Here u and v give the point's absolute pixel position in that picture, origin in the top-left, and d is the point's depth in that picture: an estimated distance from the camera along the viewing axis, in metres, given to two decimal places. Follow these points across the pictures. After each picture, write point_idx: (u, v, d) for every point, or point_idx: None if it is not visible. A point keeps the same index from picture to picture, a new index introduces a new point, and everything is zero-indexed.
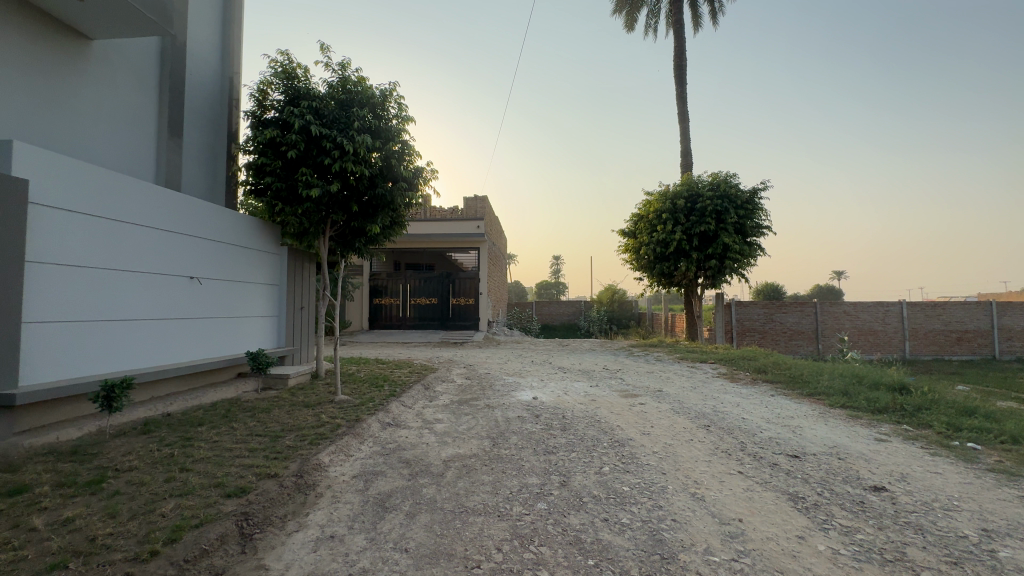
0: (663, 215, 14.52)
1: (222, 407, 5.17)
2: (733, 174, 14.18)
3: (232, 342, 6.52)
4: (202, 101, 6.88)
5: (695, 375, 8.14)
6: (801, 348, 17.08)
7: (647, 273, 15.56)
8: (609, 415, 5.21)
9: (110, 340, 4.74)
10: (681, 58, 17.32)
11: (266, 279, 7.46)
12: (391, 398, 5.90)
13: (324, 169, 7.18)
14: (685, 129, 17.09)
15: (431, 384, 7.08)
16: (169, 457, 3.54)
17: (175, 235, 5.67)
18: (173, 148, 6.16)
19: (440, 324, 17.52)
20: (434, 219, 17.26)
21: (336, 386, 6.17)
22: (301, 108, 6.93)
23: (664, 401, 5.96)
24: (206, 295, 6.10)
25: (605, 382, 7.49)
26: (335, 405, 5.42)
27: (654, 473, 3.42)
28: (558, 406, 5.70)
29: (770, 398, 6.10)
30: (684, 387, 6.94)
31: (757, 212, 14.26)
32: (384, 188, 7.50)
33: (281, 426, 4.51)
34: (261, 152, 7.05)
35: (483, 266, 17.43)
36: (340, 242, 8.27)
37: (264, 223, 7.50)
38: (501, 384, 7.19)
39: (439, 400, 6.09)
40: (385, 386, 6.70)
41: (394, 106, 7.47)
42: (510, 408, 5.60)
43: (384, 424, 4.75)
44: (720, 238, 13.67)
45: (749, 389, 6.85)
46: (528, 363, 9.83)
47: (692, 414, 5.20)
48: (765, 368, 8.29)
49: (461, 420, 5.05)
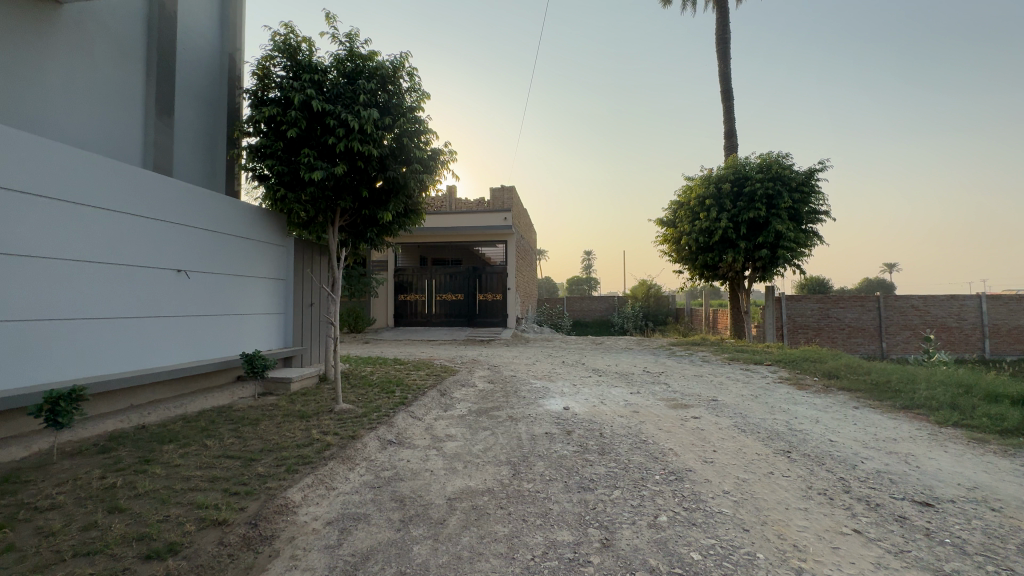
0: (706, 202, 13.27)
1: (206, 419, 4.52)
2: (787, 153, 12.75)
3: (228, 343, 5.94)
4: (198, 79, 6.28)
5: (752, 380, 7.04)
6: (863, 347, 15.48)
7: (688, 266, 14.31)
8: (659, 434, 4.24)
9: (76, 342, 4.16)
10: (724, 31, 15.91)
11: (270, 272, 6.84)
12: (399, 407, 5.12)
13: (329, 151, 6.48)
14: (729, 108, 15.71)
15: (448, 390, 6.28)
16: (110, 490, 2.84)
17: (162, 223, 5.06)
18: (163, 129, 5.56)
19: (466, 321, 16.79)
20: (459, 212, 16.52)
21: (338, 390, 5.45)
22: (303, 82, 6.25)
23: (723, 414, 4.94)
24: (197, 290, 5.51)
25: (648, 388, 6.50)
26: (334, 416, 4.67)
27: (732, 530, 2.47)
28: (594, 420, 4.76)
29: (855, 413, 4.97)
30: (743, 396, 5.87)
31: (814, 195, 12.80)
32: (396, 171, 6.75)
33: (263, 444, 3.78)
34: (262, 133, 6.42)
35: (511, 260, 16.55)
36: (351, 233, 7.61)
37: (268, 212, 6.87)
38: (529, 390, 6.32)
39: (455, 410, 5.28)
40: (395, 392, 5.95)
41: (406, 79, 6.71)
42: (537, 422, 4.72)
43: (384, 442, 3.95)
44: (773, 225, 12.30)
45: (825, 399, 5.72)
46: (559, 364, 8.92)
47: (764, 434, 4.16)
48: (837, 372, 7.10)
49: (477, 438, 4.21)
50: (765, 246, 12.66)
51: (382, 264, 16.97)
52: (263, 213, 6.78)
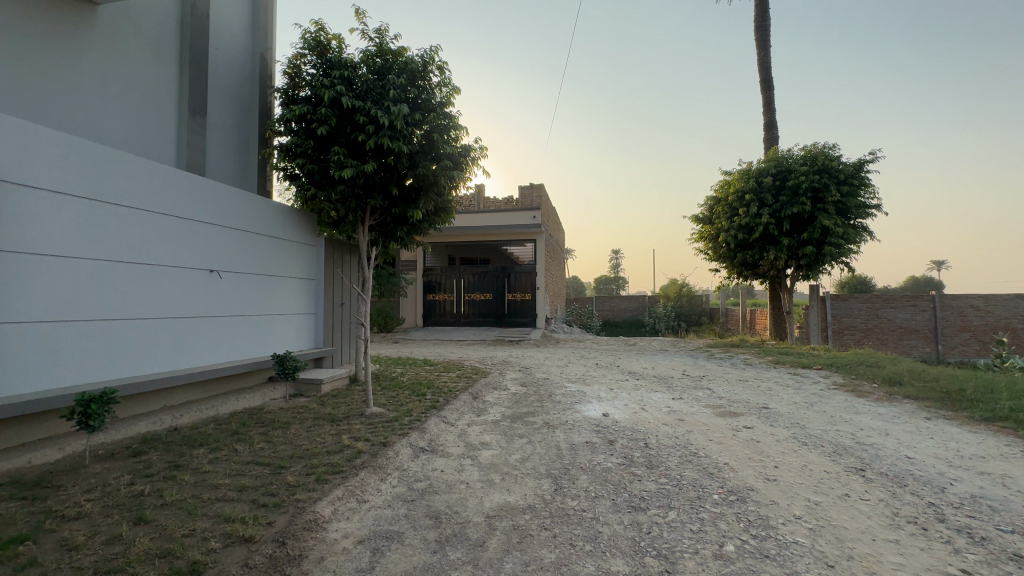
0: (745, 197, 12.66)
1: (236, 421, 4.44)
2: (834, 144, 12.04)
3: (259, 343, 5.90)
4: (229, 79, 6.27)
5: (803, 386, 6.57)
6: (916, 349, 14.52)
7: (726, 264, 13.71)
8: (710, 445, 3.91)
9: (110, 342, 4.15)
10: (762, 19, 15.21)
11: (301, 272, 6.80)
12: (431, 411, 4.94)
13: (359, 148, 6.38)
14: (768, 98, 14.99)
15: (480, 393, 6.07)
16: (137, 498, 2.74)
17: (194, 223, 5.03)
18: (196, 129, 5.58)
19: (495, 321, 16.60)
20: (487, 210, 16.37)
21: (368, 392, 5.33)
22: (333, 78, 6.16)
23: (779, 424, 4.55)
24: (228, 290, 5.47)
25: (690, 393, 6.13)
26: (364, 421, 4.52)
27: (814, 566, 2.15)
28: (637, 429, 4.46)
29: (929, 426, 4.50)
30: (797, 404, 5.44)
31: (864, 188, 12.03)
32: (426, 167, 6.60)
33: (293, 450, 3.64)
34: (292, 132, 6.37)
35: (541, 259, 16.27)
36: (381, 232, 7.52)
37: (299, 211, 6.83)
38: (564, 394, 6.05)
39: (488, 415, 5.06)
40: (426, 395, 5.77)
41: (436, 73, 6.54)
42: (575, 430, 4.45)
43: (416, 450, 3.76)
44: (819, 220, 11.62)
45: (890, 409, 5.23)
46: (592, 367, 8.60)
47: (829, 449, 3.77)
48: (899, 378, 6.55)
49: (513, 447, 3.98)
50: (811, 242, 11.98)
51: (411, 264, 16.97)
52: (294, 212, 6.74)
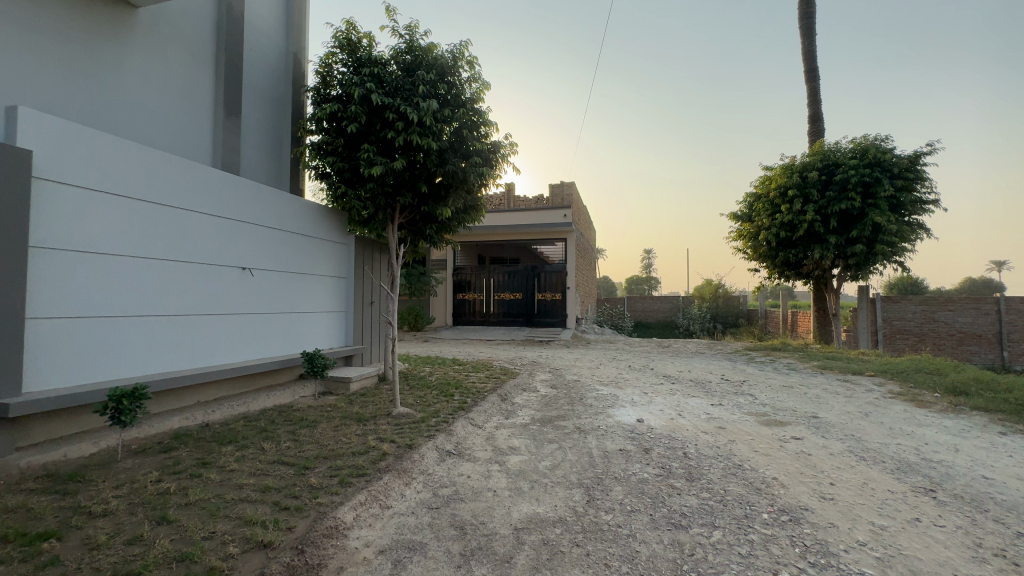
0: (789, 192, 12.04)
1: (265, 419, 4.45)
2: (887, 136, 11.29)
3: (290, 341, 5.94)
4: (263, 79, 6.35)
5: (855, 394, 6.11)
6: (977, 356, 13.49)
7: (766, 264, 13.09)
8: (756, 458, 3.62)
9: (146, 338, 4.22)
10: (808, 5, 14.44)
11: (332, 270, 6.82)
12: (458, 413, 4.82)
13: (389, 145, 6.35)
14: (813, 89, 14.24)
15: (508, 395, 5.92)
16: (163, 496, 2.71)
17: (227, 221, 5.08)
18: (230, 129, 5.66)
19: (525, 321, 16.44)
20: (517, 209, 16.23)
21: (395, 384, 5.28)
22: (363, 76, 6.14)
23: (831, 436, 4.19)
24: (260, 288, 5.52)
25: (730, 399, 5.80)
26: (391, 421, 4.44)
27: None
28: (674, 437, 4.20)
29: (1005, 443, 4.05)
30: (850, 414, 5.04)
31: (921, 182, 11.22)
32: (455, 164, 6.51)
33: (319, 450, 3.59)
34: (323, 130, 6.39)
35: (571, 258, 16.01)
36: (411, 230, 7.50)
37: (330, 210, 6.86)
38: (595, 398, 5.82)
39: (517, 418, 4.91)
40: (454, 396, 5.66)
41: (465, 68, 6.44)
42: (608, 436, 4.24)
43: (442, 454, 3.64)
44: (870, 217, 10.92)
45: (958, 422, 4.77)
46: (625, 369, 8.31)
47: (892, 466, 3.42)
48: (964, 387, 6.00)
49: (543, 454, 3.80)
50: (860, 240, 11.27)
51: (441, 263, 17.01)
52: (326, 211, 6.77)
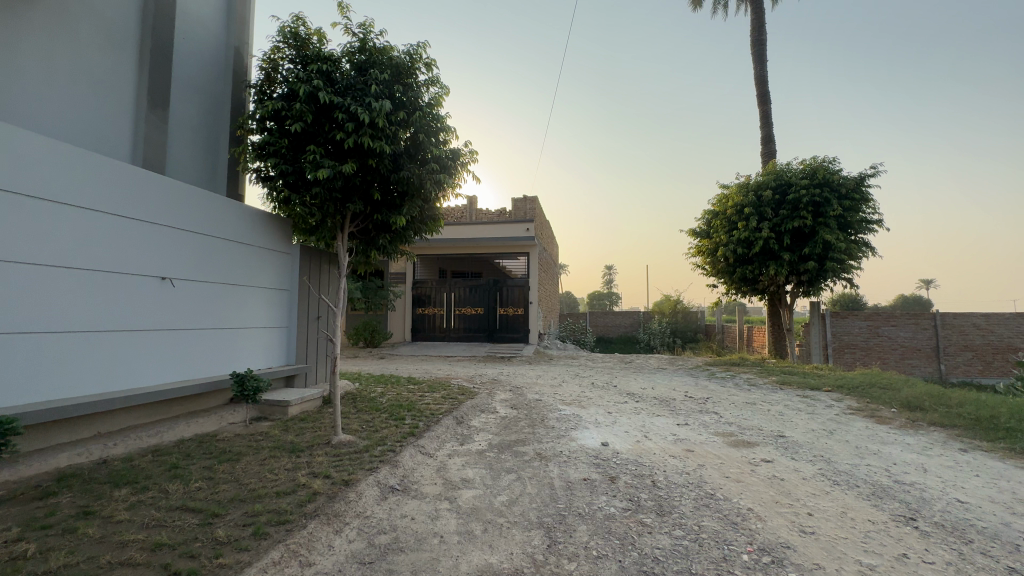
0: (745, 210, 12.34)
1: (179, 452, 3.83)
2: (834, 158, 11.77)
3: (218, 361, 5.29)
4: (197, 72, 5.79)
5: (817, 411, 6.06)
6: (917, 369, 14.13)
7: (725, 279, 13.28)
8: (728, 485, 3.37)
9: (32, 359, 3.56)
10: (759, 33, 15.11)
11: (271, 282, 6.23)
12: (408, 440, 4.36)
13: (338, 148, 5.90)
14: (765, 112, 14.82)
15: (465, 417, 5.50)
16: (16, 562, 2.14)
17: (146, 226, 4.47)
18: (155, 123, 5.07)
19: (486, 336, 16.02)
20: (479, 222, 15.95)
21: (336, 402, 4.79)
22: (310, 72, 5.69)
23: (802, 458, 4.01)
24: (184, 301, 4.89)
25: (696, 418, 5.61)
26: (329, 452, 3.93)
27: None
28: (640, 463, 3.91)
29: (969, 461, 3.99)
30: (815, 432, 4.93)
31: (866, 202, 11.72)
32: (410, 170, 6.13)
33: (236, 492, 3.05)
34: (265, 129, 5.87)
35: (534, 272, 15.83)
36: (363, 240, 7.04)
37: (272, 217, 6.29)
38: (558, 419, 5.48)
39: (473, 444, 4.50)
40: (405, 420, 5.18)
41: (423, 71, 6.10)
42: (571, 463, 3.90)
43: (384, 491, 3.18)
44: (820, 235, 11.28)
45: (918, 439, 4.72)
46: (588, 387, 8.03)
47: (867, 491, 3.24)
48: (918, 403, 6.06)
49: (500, 487, 3.41)
50: (812, 258, 11.62)
51: (400, 277, 16.39)
52: (267, 217, 6.20)
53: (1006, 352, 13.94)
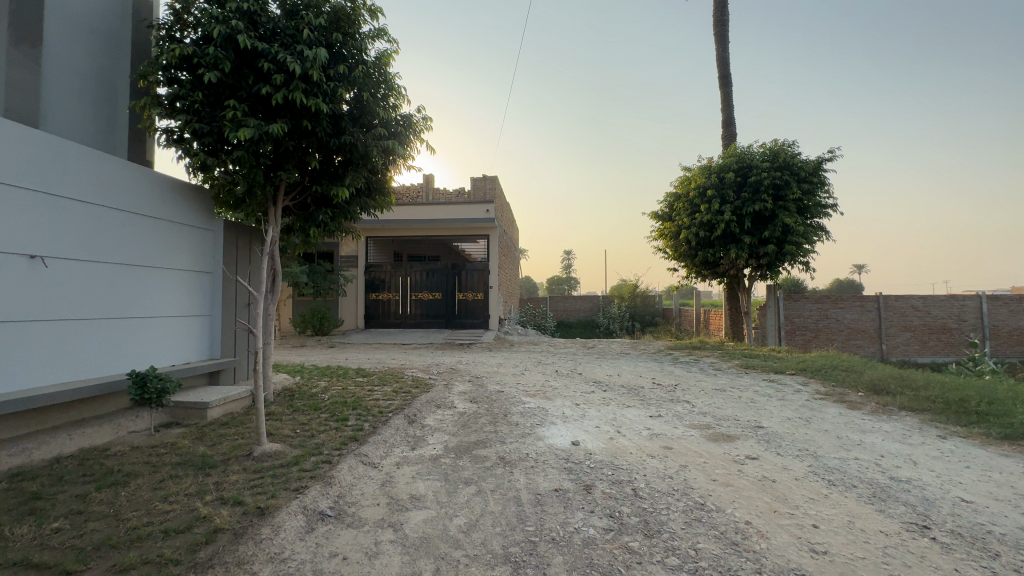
0: (707, 192, 12.22)
1: (47, 477, 3.02)
2: (795, 141, 11.77)
3: (118, 357, 4.42)
4: (82, 6, 4.74)
5: (787, 396, 5.88)
6: (862, 349, 14.68)
7: (686, 263, 13.19)
8: (718, 491, 2.96)
9: None
10: (722, 13, 14.91)
11: (189, 264, 5.31)
12: (348, 447, 3.72)
13: (265, 105, 5.03)
14: (726, 95, 14.72)
15: (418, 415, 4.89)
16: None
17: (6, 189, 3.54)
18: (21, 65, 4.07)
19: (445, 322, 15.33)
20: (436, 203, 15.12)
21: (257, 375, 3.98)
22: (226, 11, 4.73)
23: (787, 453, 3.69)
24: (68, 286, 3.99)
25: (668, 408, 5.26)
26: (247, 468, 3.22)
27: None
28: (617, 465, 3.46)
29: (952, 450, 3.81)
30: (792, 421, 4.69)
31: (824, 186, 11.82)
32: (353, 136, 5.36)
33: (110, 532, 2.34)
34: (172, 79, 4.89)
35: (494, 256, 15.25)
36: (301, 215, 6.23)
37: (188, 187, 5.35)
38: (522, 414, 4.97)
39: (427, 447, 3.92)
40: (348, 421, 4.51)
41: (366, 19, 5.28)
42: (540, 469, 3.40)
43: (313, 520, 2.56)
44: (780, 218, 11.31)
45: (894, 425, 4.54)
46: (552, 375, 7.58)
47: (866, 493, 2.92)
48: (884, 386, 5.99)
49: (457, 505, 2.86)
50: (771, 241, 11.65)
51: (351, 260, 15.36)
52: (183, 187, 5.26)
53: (942, 332, 14.64)
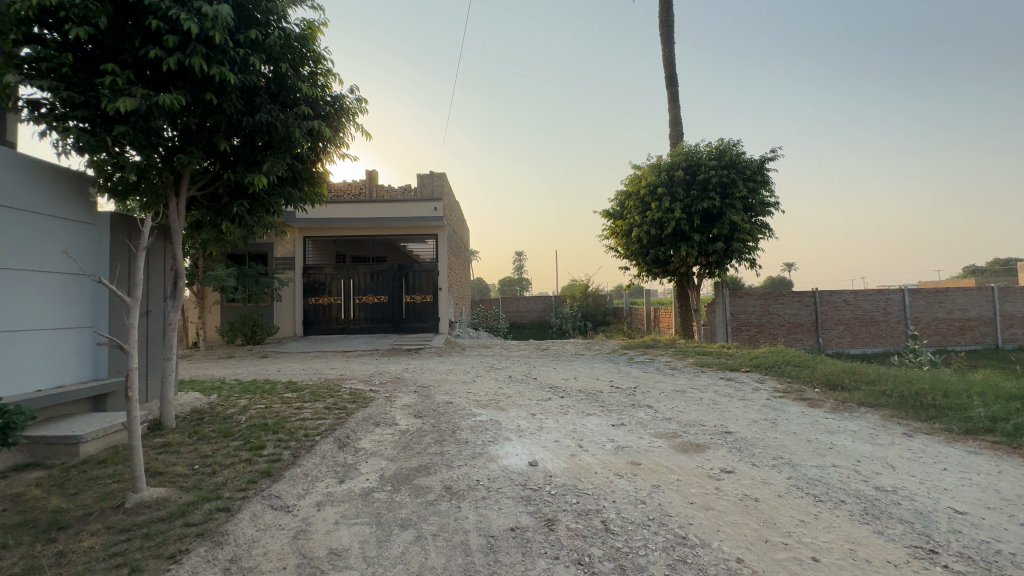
0: (657, 190, 12.20)
1: None
2: (739, 140, 11.97)
3: None
4: None
5: (747, 396, 5.68)
6: (801, 343, 15.26)
7: (637, 261, 13.13)
8: (698, 518, 2.55)
9: None
10: (666, 14, 15.05)
11: (63, 266, 4.34)
12: (258, 486, 3.03)
13: (158, 73, 4.20)
14: (672, 95, 14.87)
15: (351, 436, 4.21)
16: None
17: None
18: None
19: (391, 327, 14.45)
20: (380, 200, 14.25)
21: (132, 392, 2.84)
22: None
23: (762, 463, 3.37)
24: None
25: (630, 414, 4.88)
26: (112, 527, 2.47)
27: None
28: (582, 490, 2.99)
29: (922, 449, 3.65)
30: (758, 424, 4.43)
31: (768, 184, 12.08)
32: (270, 114, 4.61)
33: None
34: (29, 35, 3.93)
35: (442, 256, 14.60)
36: (212, 208, 5.38)
37: (60, 171, 4.38)
38: (472, 429, 4.42)
39: (358, 478, 3.28)
40: (263, 450, 3.77)
41: None
42: (494, 501, 2.87)
43: None
44: (727, 216, 11.45)
45: (859, 424, 4.39)
46: (505, 382, 7.05)
47: (856, 509, 2.62)
48: (838, 381, 5.94)
49: (390, 560, 2.27)
50: (719, 238, 11.77)
51: (287, 261, 14.16)
52: (52, 172, 4.29)
53: (871, 324, 15.47)
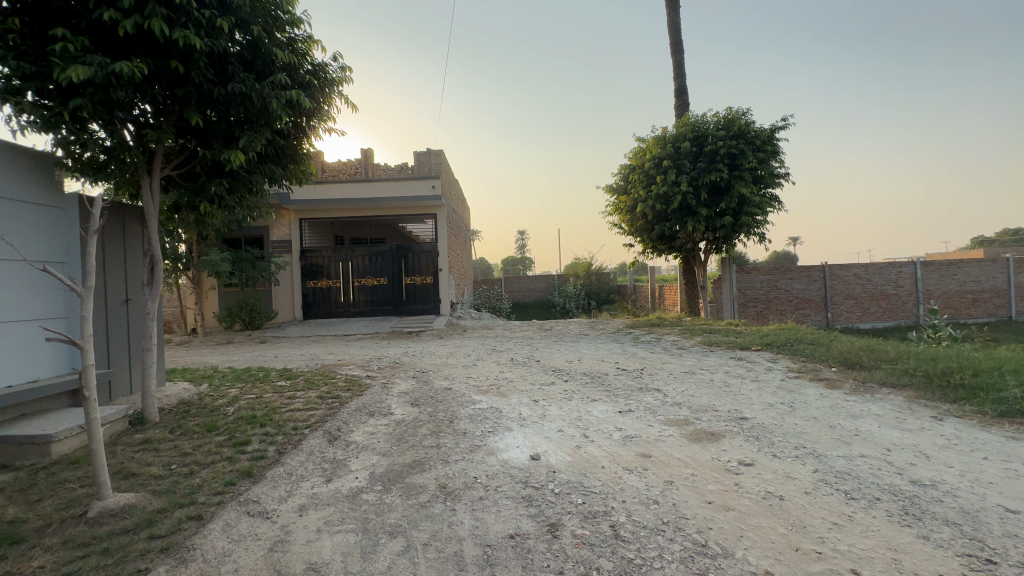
0: (663, 163, 11.74)
1: None
2: (748, 108, 11.43)
3: None
4: None
5: (761, 378, 5.40)
6: (809, 318, 14.95)
7: (642, 238, 12.75)
8: (718, 521, 2.30)
9: None
10: None
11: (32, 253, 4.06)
12: (236, 488, 2.80)
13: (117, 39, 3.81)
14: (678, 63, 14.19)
15: (343, 428, 3.97)
16: None
17: None
18: None
19: (392, 309, 14.21)
20: (376, 180, 13.83)
21: (88, 391, 2.59)
22: None
23: (784, 454, 3.11)
24: None
25: (638, 400, 4.62)
26: (69, 542, 2.24)
27: None
28: (588, 488, 2.73)
29: (956, 436, 3.37)
30: (775, 408, 4.16)
31: (778, 154, 11.58)
32: (243, 84, 4.23)
33: None
34: None
35: (442, 236, 14.24)
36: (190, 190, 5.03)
37: (20, 150, 4.03)
38: (471, 418, 4.16)
39: (346, 477, 3.04)
40: (246, 446, 3.53)
41: None
42: (492, 502, 2.62)
43: None
44: (736, 188, 11.01)
45: (883, 407, 4.11)
46: (507, 366, 6.80)
47: (894, 508, 2.36)
48: (856, 360, 5.64)
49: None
50: (728, 212, 11.35)
51: (283, 245, 13.86)
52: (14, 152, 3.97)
53: (881, 298, 15.09)
